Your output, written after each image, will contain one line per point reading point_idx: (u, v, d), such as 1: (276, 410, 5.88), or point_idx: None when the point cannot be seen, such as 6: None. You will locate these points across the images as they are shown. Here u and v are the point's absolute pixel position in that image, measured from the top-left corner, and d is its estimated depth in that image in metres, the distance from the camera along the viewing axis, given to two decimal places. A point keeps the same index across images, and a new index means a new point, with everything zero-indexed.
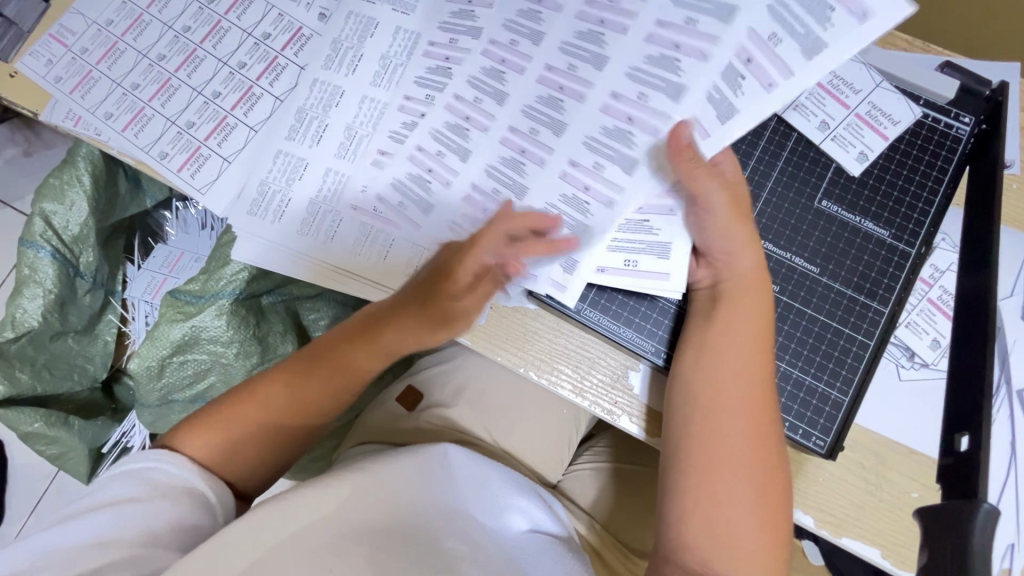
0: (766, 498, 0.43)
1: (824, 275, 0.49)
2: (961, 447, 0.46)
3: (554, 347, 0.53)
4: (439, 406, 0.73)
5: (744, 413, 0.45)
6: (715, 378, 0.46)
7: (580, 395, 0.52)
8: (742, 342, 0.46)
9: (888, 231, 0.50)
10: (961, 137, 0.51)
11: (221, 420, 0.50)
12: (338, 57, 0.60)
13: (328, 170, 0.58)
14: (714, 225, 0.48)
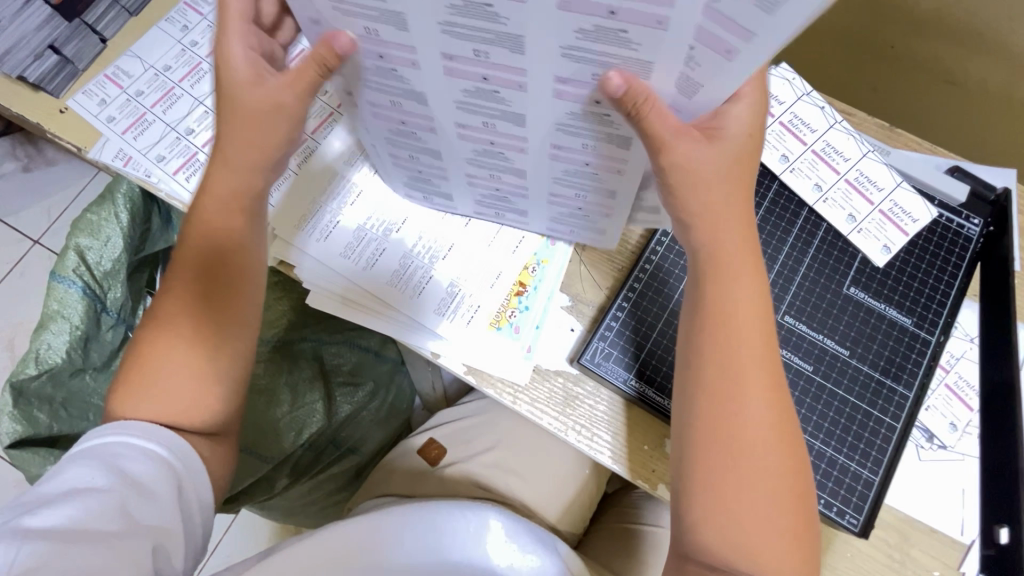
0: (795, 513, 0.42)
1: (854, 357, 0.53)
2: (1001, 540, 0.48)
3: (594, 414, 0.55)
4: (461, 461, 0.73)
5: (769, 425, 0.43)
6: (730, 363, 0.43)
7: (618, 462, 0.54)
8: (751, 347, 0.43)
9: (910, 319, 0.54)
10: (972, 236, 0.56)
11: (144, 365, 0.46)
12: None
13: (422, 232, 0.60)
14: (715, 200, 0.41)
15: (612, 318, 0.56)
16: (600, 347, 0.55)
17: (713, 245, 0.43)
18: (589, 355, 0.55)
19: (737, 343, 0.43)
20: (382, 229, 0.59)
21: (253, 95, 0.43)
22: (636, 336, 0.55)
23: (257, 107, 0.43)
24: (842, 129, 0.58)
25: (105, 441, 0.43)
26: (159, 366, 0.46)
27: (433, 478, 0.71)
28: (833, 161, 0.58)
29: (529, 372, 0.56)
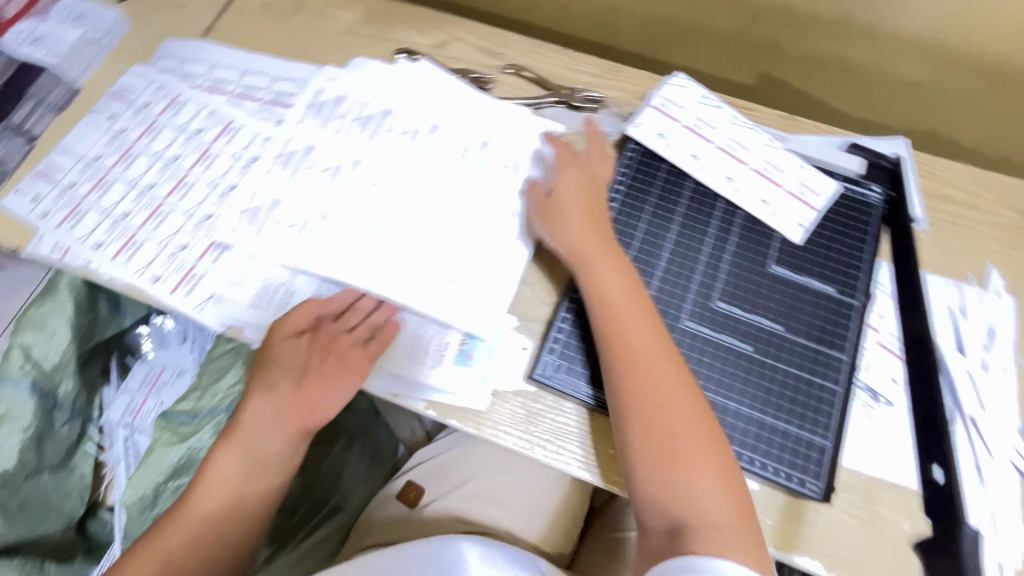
0: (716, 449, 0.49)
1: (789, 332, 0.55)
2: (938, 478, 0.53)
3: (557, 426, 0.56)
4: (439, 498, 0.72)
5: (674, 378, 0.51)
6: (624, 337, 0.52)
7: (586, 471, 0.54)
8: (669, 379, 0.51)
9: (834, 287, 0.57)
10: (876, 203, 0.60)
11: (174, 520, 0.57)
12: (320, 150, 0.67)
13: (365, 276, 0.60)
14: (609, 282, 0.55)
15: (558, 328, 0.58)
16: (551, 359, 0.57)
17: (598, 288, 0.55)
18: (540, 368, 0.57)
19: (629, 325, 0.53)
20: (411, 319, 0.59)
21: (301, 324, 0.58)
22: (581, 343, 0.57)
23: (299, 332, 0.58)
24: (739, 122, 0.63)
25: None
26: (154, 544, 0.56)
27: (411, 524, 0.70)
28: (737, 152, 0.62)
29: (488, 396, 0.57)
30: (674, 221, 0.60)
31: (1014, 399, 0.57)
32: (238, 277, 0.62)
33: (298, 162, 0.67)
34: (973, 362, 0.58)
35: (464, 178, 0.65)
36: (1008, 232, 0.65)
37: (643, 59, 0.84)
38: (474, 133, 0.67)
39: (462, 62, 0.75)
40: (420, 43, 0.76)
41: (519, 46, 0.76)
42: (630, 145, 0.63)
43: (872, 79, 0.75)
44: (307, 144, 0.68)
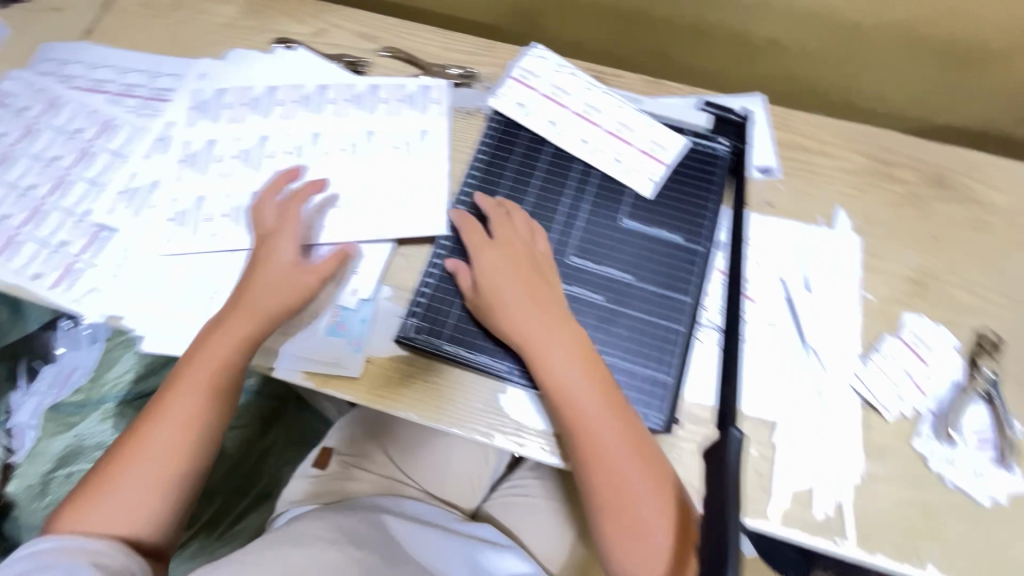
0: (648, 466, 0.51)
1: (638, 280, 0.59)
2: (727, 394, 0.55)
3: (428, 386, 0.58)
4: (351, 460, 0.79)
5: (606, 403, 0.52)
6: (554, 370, 0.53)
7: (457, 425, 0.56)
8: (568, 360, 0.53)
9: (682, 236, 0.61)
10: (722, 156, 0.64)
11: (106, 481, 0.54)
12: (196, 136, 0.70)
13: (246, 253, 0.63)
14: (501, 280, 0.57)
15: (419, 294, 0.60)
16: (413, 322, 0.59)
17: (511, 326, 0.55)
18: (405, 332, 0.59)
19: (546, 366, 0.53)
20: None
21: (265, 280, 0.59)
22: (443, 304, 0.59)
23: (269, 293, 0.58)
24: (593, 88, 0.67)
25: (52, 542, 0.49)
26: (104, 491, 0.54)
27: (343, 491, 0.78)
28: (587, 114, 0.65)
29: (361, 362, 0.58)
30: (533, 185, 0.63)
31: (854, 328, 0.61)
32: (117, 268, 0.63)
33: (169, 148, 0.69)
34: (818, 297, 0.63)
35: (337, 159, 0.67)
36: (858, 175, 0.69)
37: (526, 36, 0.87)
38: (347, 113, 0.70)
39: (340, 48, 0.77)
40: (297, 32, 0.78)
41: (395, 28, 0.78)
42: (492, 117, 0.66)
43: (734, 41, 0.79)
44: (185, 136, 0.69)
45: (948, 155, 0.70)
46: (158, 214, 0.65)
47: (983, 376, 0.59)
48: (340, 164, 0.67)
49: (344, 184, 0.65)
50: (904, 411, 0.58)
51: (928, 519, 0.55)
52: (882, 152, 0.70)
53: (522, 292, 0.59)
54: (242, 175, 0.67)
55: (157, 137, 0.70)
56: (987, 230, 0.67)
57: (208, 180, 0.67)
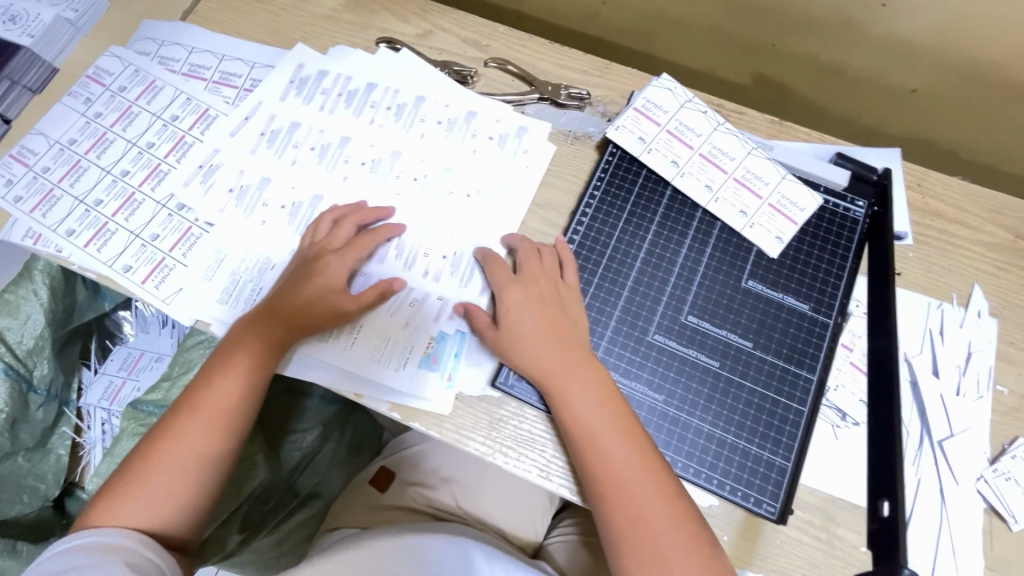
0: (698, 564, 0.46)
1: (757, 349, 0.55)
2: (884, 513, 0.49)
3: (520, 433, 0.55)
4: (414, 484, 0.78)
5: (653, 487, 0.48)
6: (589, 448, 0.49)
7: (548, 478, 0.53)
8: (641, 483, 0.48)
9: (808, 305, 0.56)
10: (858, 219, 0.59)
11: (128, 481, 0.50)
12: (298, 135, 0.67)
13: None
14: (567, 377, 0.52)
15: None
16: (512, 367, 0.56)
17: (557, 398, 0.52)
18: (503, 376, 0.56)
19: (593, 443, 0.49)
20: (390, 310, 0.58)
21: (308, 289, 0.57)
22: None
23: (309, 302, 0.56)
24: (723, 128, 0.61)
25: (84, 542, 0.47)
26: (130, 488, 0.50)
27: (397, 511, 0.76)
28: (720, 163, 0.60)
29: (453, 400, 0.56)
30: (649, 230, 0.59)
31: (984, 424, 0.56)
32: (209, 271, 0.61)
33: (274, 144, 0.66)
34: (947, 385, 0.57)
35: (438, 178, 0.64)
36: (998, 251, 0.63)
37: (636, 55, 0.82)
38: (456, 132, 0.67)
39: (445, 54, 0.73)
40: (403, 32, 0.74)
41: (505, 37, 0.73)
42: (610, 152, 0.62)
43: (868, 84, 0.72)
44: (284, 135, 0.66)
45: None
46: (252, 215, 0.63)
47: None
48: (441, 185, 0.64)
49: (447, 209, 0.63)
50: None
51: None
52: None
53: (645, 352, 0.54)
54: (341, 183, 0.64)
55: (259, 134, 0.67)
56: None
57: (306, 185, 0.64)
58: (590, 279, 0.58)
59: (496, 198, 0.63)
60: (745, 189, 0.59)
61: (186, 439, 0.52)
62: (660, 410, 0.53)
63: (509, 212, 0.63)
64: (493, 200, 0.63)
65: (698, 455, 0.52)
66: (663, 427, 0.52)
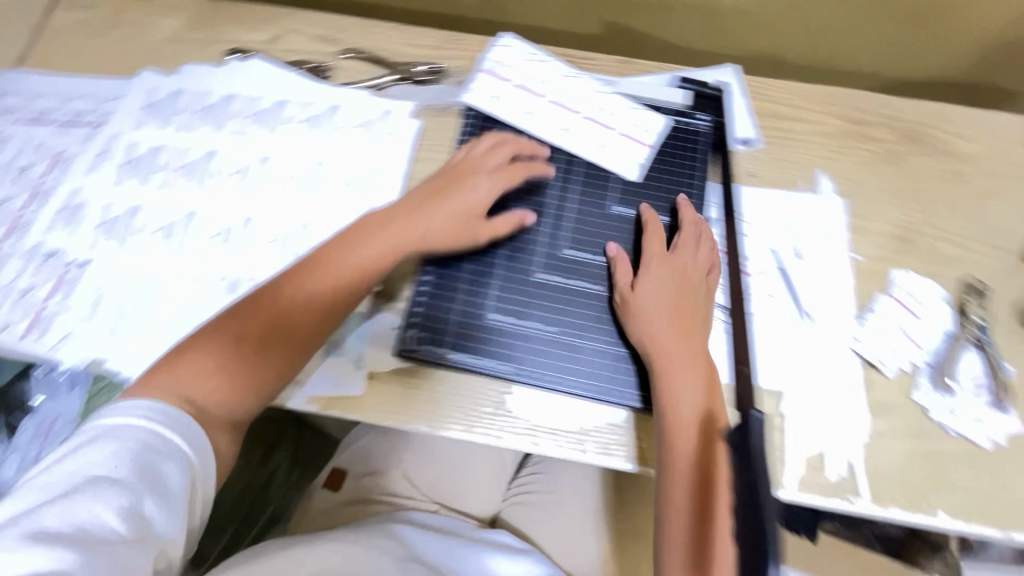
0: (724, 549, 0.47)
1: (634, 266, 0.59)
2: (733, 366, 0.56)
3: (436, 394, 0.56)
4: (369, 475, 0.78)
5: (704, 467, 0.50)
6: (677, 417, 0.52)
7: (471, 430, 0.55)
8: (693, 462, 0.50)
9: (671, 218, 0.61)
10: (705, 131, 0.64)
11: (185, 356, 0.51)
12: (161, 157, 0.65)
13: (225, 279, 0.60)
14: (674, 366, 0.53)
15: (415, 302, 0.58)
16: (413, 334, 0.57)
17: (685, 353, 0.54)
18: (406, 344, 0.57)
19: (679, 416, 0.52)
20: None
21: (346, 247, 0.57)
22: (442, 312, 0.57)
23: (308, 302, 0.55)
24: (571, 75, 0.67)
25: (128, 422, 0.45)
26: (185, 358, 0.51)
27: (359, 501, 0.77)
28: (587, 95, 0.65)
29: (364, 380, 0.57)
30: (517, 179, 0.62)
31: (846, 291, 0.63)
32: (90, 309, 0.59)
33: (140, 172, 0.64)
34: (810, 264, 0.63)
35: (311, 173, 0.65)
36: (834, 138, 0.70)
37: (490, 24, 0.84)
38: (322, 129, 0.67)
39: (299, 54, 0.73)
40: (252, 41, 0.74)
41: (354, 28, 0.74)
42: (470, 121, 0.66)
43: (701, 13, 0.78)
44: (146, 159, 0.65)
45: (919, 111, 0.71)
46: (126, 244, 0.61)
47: (973, 322, 0.61)
48: (315, 179, 0.64)
49: (325, 203, 0.63)
50: (902, 366, 0.60)
51: (934, 468, 0.57)
52: (856, 113, 0.71)
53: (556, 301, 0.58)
54: (213, 195, 0.63)
55: (121, 164, 0.65)
56: (963, 181, 0.68)
57: (177, 204, 0.63)
58: (471, 236, 0.60)
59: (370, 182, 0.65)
60: (597, 125, 0.64)
61: (297, 329, 0.54)
62: (557, 339, 0.57)
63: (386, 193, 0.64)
64: (368, 184, 0.64)
65: (600, 372, 0.57)
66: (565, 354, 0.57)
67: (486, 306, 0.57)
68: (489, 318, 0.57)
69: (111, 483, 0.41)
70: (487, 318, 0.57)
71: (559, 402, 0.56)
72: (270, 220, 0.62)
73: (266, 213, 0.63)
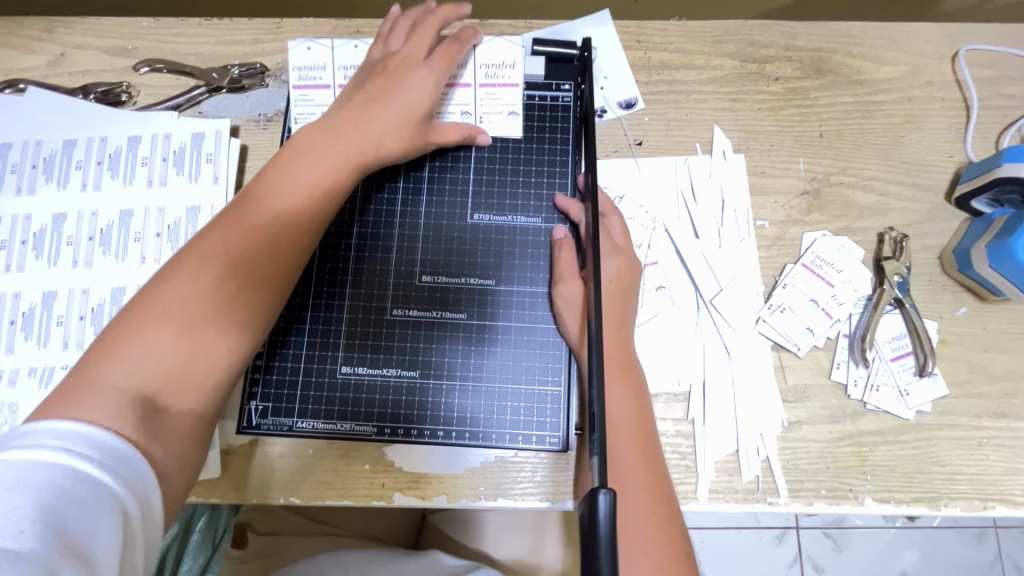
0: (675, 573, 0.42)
1: (501, 284, 0.52)
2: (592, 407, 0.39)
3: (303, 463, 0.50)
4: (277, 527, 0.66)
5: (642, 473, 0.45)
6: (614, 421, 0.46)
7: (347, 498, 0.49)
8: (634, 471, 0.44)
9: (539, 219, 0.53)
10: (569, 104, 0.56)
11: (110, 365, 0.37)
12: None
13: (33, 371, 0.51)
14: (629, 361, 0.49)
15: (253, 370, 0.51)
16: (258, 406, 0.50)
17: (615, 350, 0.49)
18: (248, 420, 0.50)
19: (615, 419, 0.46)
20: None
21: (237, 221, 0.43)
22: (288, 374, 0.51)
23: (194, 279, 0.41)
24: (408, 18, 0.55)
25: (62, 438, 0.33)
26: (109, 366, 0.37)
27: (277, 538, 0.65)
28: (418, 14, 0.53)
29: (216, 462, 0.49)
30: (354, 201, 0.53)
31: (752, 265, 0.55)
32: None
33: None
34: (707, 242, 0.56)
35: (117, 227, 0.54)
36: (729, 83, 0.60)
37: None
38: (124, 169, 0.56)
39: (90, 75, 0.61)
40: (30, 66, 0.61)
41: (151, 33, 0.61)
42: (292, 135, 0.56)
43: None
44: None
45: (822, 32, 0.61)
46: None
47: (892, 283, 0.54)
48: (123, 233, 0.54)
49: (138, 261, 0.54)
50: (816, 343, 0.53)
51: (858, 451, 0.52)
52: (752, 48, 0.61)
53: (427, 337, 0.51)
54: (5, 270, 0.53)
55: None
56: (877, 111, 0.59)
57: None
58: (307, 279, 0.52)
59: (191, 227, 0.54)
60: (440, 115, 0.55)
61: (178, 334, 0.39)
62: (419, 385, 0.51)
63: None
64: (187, 228, 0.54)
65: (480, 413, 0.50)
66: (439, 397, 0.50)
67: (336, 359, 0.51)
68: (342, 371, 0.51)
69: (13, 558, 0.28)
70: (338, 372, 0.51)
71: (441, 449, 0.50)
72: (76, 293, 0.53)
73: (68, 285, 0.53)
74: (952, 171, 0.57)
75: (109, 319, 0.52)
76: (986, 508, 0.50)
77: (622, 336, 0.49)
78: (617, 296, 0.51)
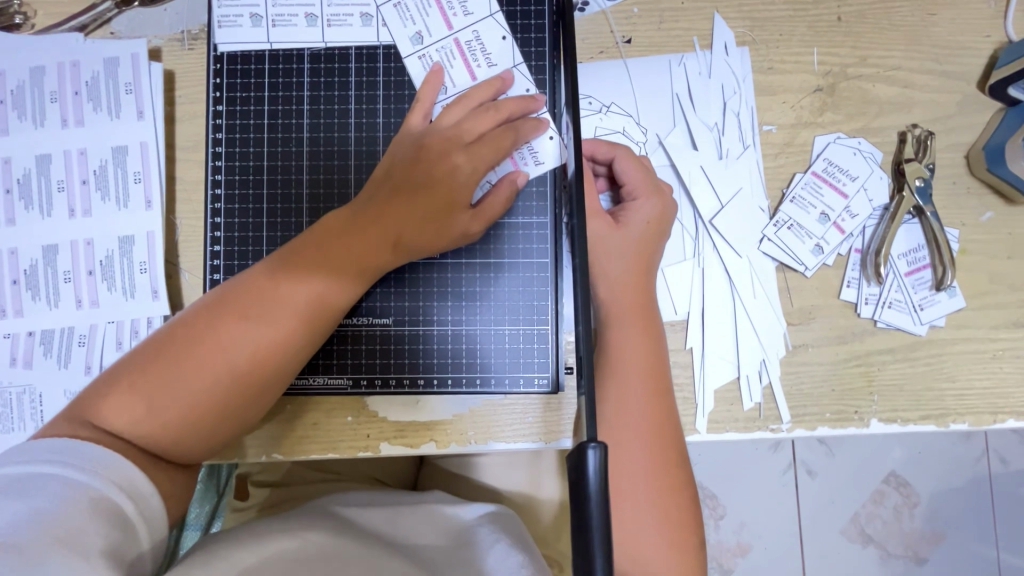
0: (671, 519, 0.42)
1: None
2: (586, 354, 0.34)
3: (278, 421, 0.47)
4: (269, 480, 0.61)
5: (650, 422, 0.43)
6: (625, 368, 0.43)
7: (330, 451, 0.47)
8: (642, 420, 0.42)
9: None
10: None
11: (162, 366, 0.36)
12: None
13: None
14: (650, 313, 0.45)
15: None
16: None
17: (628, 298, 0.44)
18: None
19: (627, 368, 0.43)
20: (60, 363, 0.47)
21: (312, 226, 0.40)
22: None
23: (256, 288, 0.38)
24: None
25: (67, 450, 0.33)
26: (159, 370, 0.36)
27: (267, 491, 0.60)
28: None
29: None
30: (302, 133, 0.47)
31: (756, 179, 0.50)
32: None
33: None
34: (706, 153, 0.50)
35: (36, 177, 0.48)
36: None
37: None
38: (32, 109, 0.48)
39: None
40: None
41: None
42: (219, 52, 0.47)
43: None
44: None
45: None
46: None
47: (912, 189, 0.48)
48: (43, 184, 0.48)
49: (67, 214, 0.48)
50: (824, 261, 0.49)
51: (865, 371, 0.49)
52: None
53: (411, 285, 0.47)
54: None
55: None
56: None
57: None
58: (259, 223, 0.47)
59: (121, 173, 0.48)
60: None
61: (228, 348, 0.37)
62: (393, 334, 0.47)
63: (145, 185, 0.48)
64: (116, 175, 0.48)
65: (462, 357, 0.47)
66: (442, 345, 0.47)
67: None
68: None
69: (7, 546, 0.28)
70: None
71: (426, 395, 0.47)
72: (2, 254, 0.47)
73: None
74: (988, 53, 0.50)
75: (47, 282, 0.47)
76: (994, 421, 0.48)
77: (644, 288, 0.45)
78: (647, 240, 0.46)
